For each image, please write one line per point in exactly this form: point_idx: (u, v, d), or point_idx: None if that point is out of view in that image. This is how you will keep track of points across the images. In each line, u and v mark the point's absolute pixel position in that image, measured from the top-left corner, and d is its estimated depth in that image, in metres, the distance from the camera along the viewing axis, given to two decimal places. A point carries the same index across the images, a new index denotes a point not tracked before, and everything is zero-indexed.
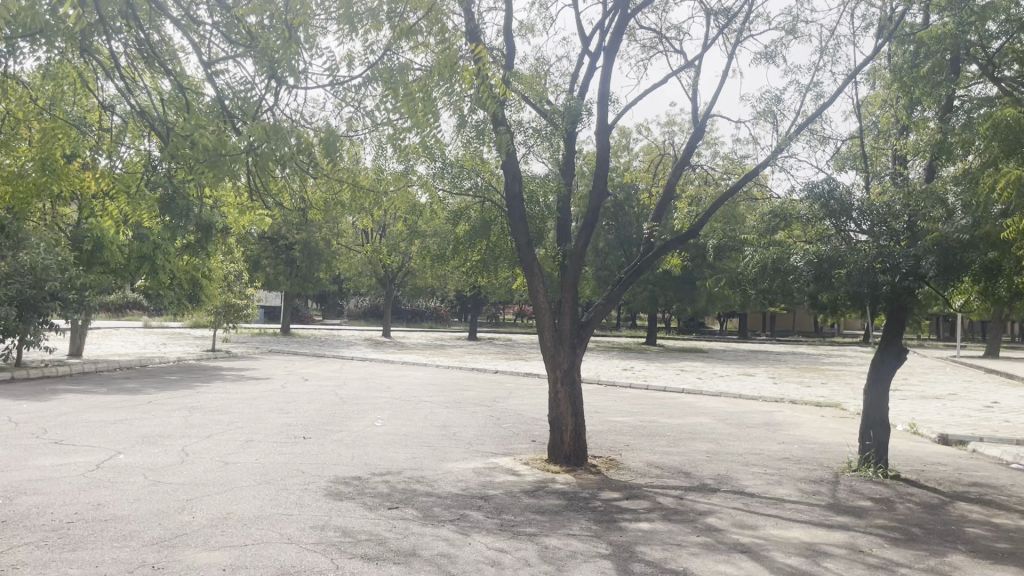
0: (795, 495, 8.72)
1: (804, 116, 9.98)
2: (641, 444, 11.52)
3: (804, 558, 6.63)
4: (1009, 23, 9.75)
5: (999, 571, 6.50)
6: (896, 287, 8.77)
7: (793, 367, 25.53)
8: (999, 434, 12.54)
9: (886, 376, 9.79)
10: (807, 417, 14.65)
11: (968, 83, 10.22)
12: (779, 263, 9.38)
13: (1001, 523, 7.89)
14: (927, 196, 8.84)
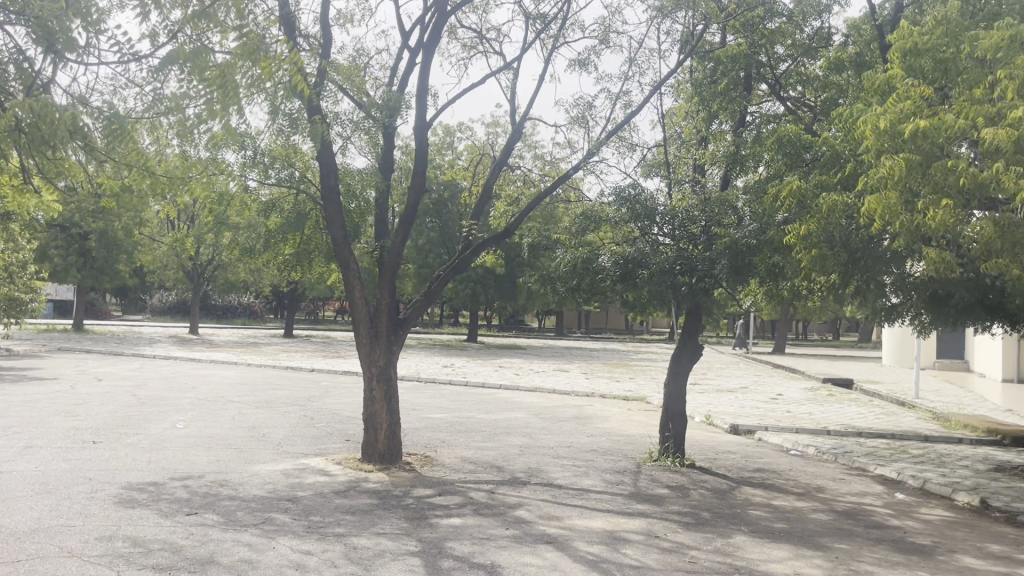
0: (600, 486, 9.11)
1: (614, 122, 10.42)
2: (457, 440, 11.60)
3: (605, 546, 6.94)
4: (794, 48, 10.72)
5: (775, 548, 7.11)
6: (693, 288, 9.27)
7: (606, 363, 26.68)
8: (782, 423, 13.72)
9: (685, 371, 10.40)
10: (615, 411, 15.36)
11: (759, 100, 10.89)
12: (588, 263, 9.85)
13: (780, 505, 8.63)
14: (720, 204, 9.50)
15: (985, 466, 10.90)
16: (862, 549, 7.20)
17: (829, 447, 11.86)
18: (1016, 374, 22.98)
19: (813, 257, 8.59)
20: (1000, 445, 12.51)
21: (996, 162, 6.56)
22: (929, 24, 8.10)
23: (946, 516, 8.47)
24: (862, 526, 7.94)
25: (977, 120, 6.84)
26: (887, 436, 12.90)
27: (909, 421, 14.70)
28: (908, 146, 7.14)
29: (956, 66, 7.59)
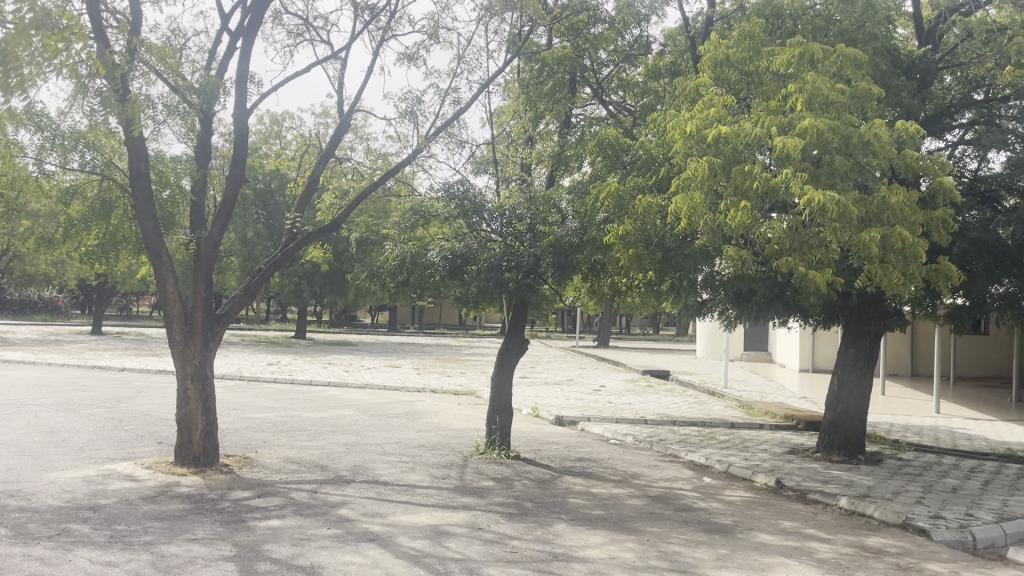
0: (425, 481, 9.12)
1: (443, 118, 10.44)
2: (279, 440, 11.23)
3: (428, 541, 6.95)
4: (616, 54, 11.31)
5: (592, 534, 7.40)
6: (519, 284, 9.44)
7: (437, 358, 26.72)
8: (603, 414, 14.31)
9: (511, 365, 10.61)
10: (444, 405, 15.43)
11: (583, 103, 11.46)
12: (416, 259, 9.71)
13: (598, 493, 8.99)
14: (544, 203, 9.76)
15: (781, 449, 11.87)
16: (671, 531, 7.63)
17: (646, 436, 12.47)
18: (811, 364, 25.14)
19: (631, 255, 8.98)
20: (795, 430, 13.66)
21: (785, 169, 7.11)
22: (735, 38, 8.67)
23: (747, 497, 9.14)
24: (671, 509, 8.42)
25: (772, 129, 7.41)
26: (697, 424, 13.74)
27: (718, 409, 15.74)
28: (713, 151, 7.61)
29: (758, 79, 8.16)
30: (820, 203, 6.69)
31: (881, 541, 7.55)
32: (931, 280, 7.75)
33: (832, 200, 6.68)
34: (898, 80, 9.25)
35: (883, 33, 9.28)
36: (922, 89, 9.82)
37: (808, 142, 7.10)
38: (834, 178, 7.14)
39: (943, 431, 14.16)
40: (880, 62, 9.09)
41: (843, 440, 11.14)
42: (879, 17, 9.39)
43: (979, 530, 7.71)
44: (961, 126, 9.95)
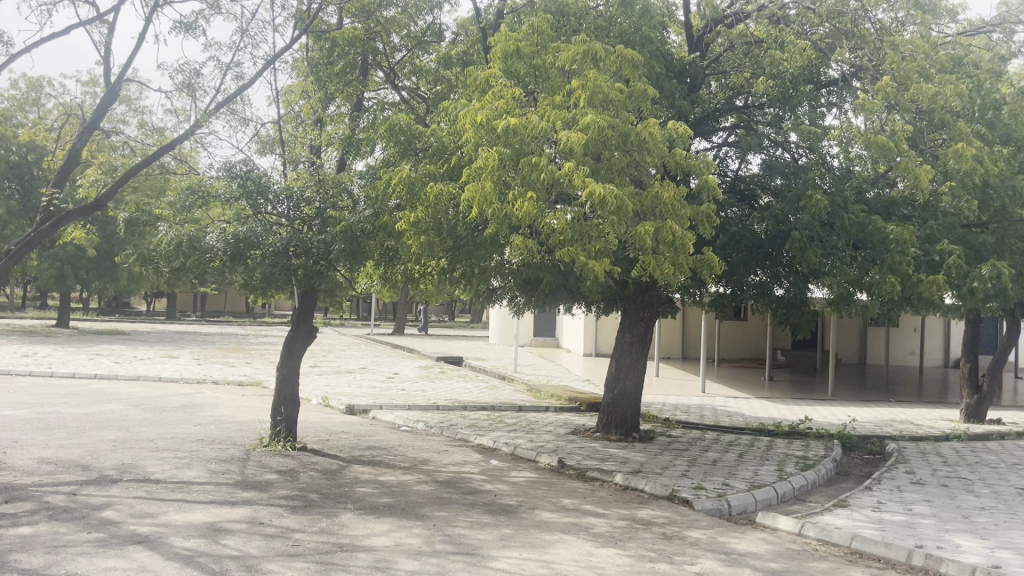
0: (202, 477, 8.62)
1: (224, 93, 9.88)
2: (34, 439, 10.15)
3: (204, 539, 6.58)
4: (409, 39, 11.21)
5: (378, 522, 7.33)
6: (307, 270, 9.13)
7: (220, 348, 25.37)
8: (394, 401, 14.24)
9: (297, 353, 10.26)
10: (226, 397, 14.68)
11: (375, 87, 11.20)
12: (194, 242, 9.09)
13: (386, 480, 8.92)
14: (333, 186, 9.44)
15: (564, 430, 12.41)
16: (457, 514, 7.74)
17: (436, 422, 12.56)
18: (594, 348, 26.56)
19: (422, 242, 8.92)
20: (578, 411, 14.33)
21: (568, 162, 7.39)
22: (525, 32, 8.85)
23: (530, 478, 9.46)
24: (458, 493, 8.53)
25: (555, 123, 7.65)
26: (487, 408, 14.05)
27: (507, 393, 16.18)
28: (501, 142, 7.73)
29: (543, 74, 8.41)
30: (602, 196, 7.03)
31: (650, 513, 8.10)
32: (697, 269, 8.31)
33: (612, 194, 7.04)
34: (671, 82, 9.95)
35: (657, 38, 9.93)
36: (691, 92, 10.66)
37: (589, 137, 7.44)
38: (612, 172, 7.53)
39: (708, 408, 15.44)
40: (655, 67, 9.68)
41: (620, 419, 11.87)
42: (654, 21, 10.01)
43: (734, 498, 8.50)
44: (725, 128, 10.89)
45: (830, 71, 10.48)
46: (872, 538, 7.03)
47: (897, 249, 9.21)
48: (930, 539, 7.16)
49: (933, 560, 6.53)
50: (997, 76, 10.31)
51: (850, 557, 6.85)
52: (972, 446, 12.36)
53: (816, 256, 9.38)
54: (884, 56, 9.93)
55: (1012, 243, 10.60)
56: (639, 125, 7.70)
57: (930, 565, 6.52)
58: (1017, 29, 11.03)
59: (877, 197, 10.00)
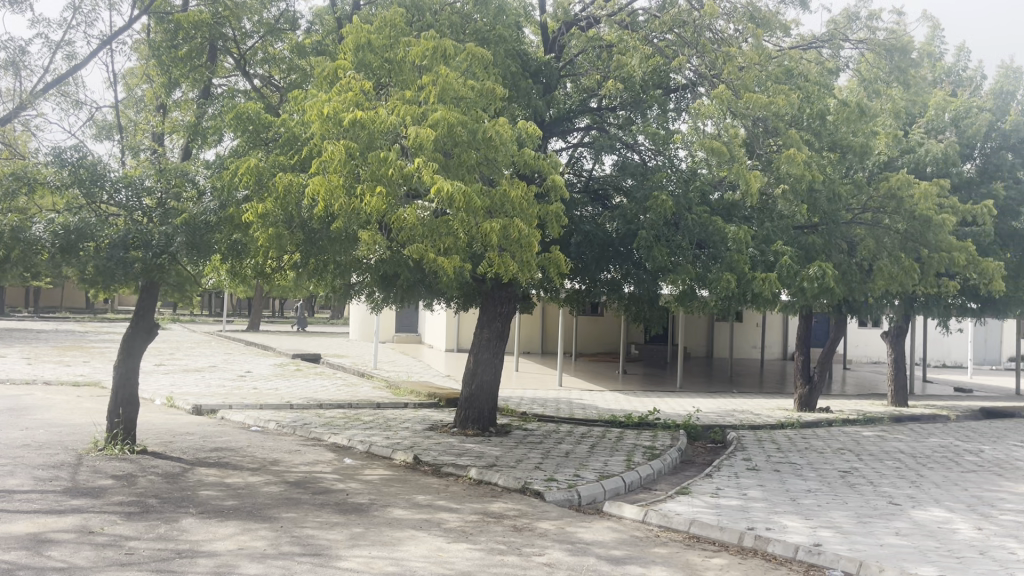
0: (27, 485, 8.01)
1: (54, 74, 9.20)
2: None
3: (25, 551, 6.11)
4: (261, 26, 10.67)
5: (222, 526, 7.06)
6: (147, 265, 8.67)
7: (55, 346, 23.65)
8: (245, 400, 13.75)
9: (137, 352, 9.73)
10: (59, 398, 13.71)
11: (224, 74, 10.76)
12: (19, 233, 8.44)
13: (232, 483, 8.61)
14: (176, 175, 9.00)
15: (421, 426, 12.38)
16: (307, 515, 7.56)
17: (289, 421, 12.22)
18: (456, 344, 26.71)
19: (272, 236, 8.65)
20: (436, 407, 14.34)
21: (417, 158, 7.37)
22: (377, 24, 8.73)
23: (384, 475, 9.38)
24: (309, 493, 8.35)
25: (405, 118, 7.61)
26: (343, 406, 13.81)
27: (365, 390, 15.96)
28: (350, 135, 7.62)
29: (396, 68, 8.34)
30: (449, 194, 7.03)
31: (502, 506, 8.21)
32: (543, 267, 8.47)
33: (459, 191, 7.06)
34: (527, 82, 10.07)
35: (512, 37, 10.04)
36: (546, 92, 10.88)
37: (438, 133, 7.45)
38: (461, 169, 7.57)
39: (564, 402, 15.81)
40: (509, 66, 9.78)
41: (477, 414, 11.94)
42: (509, 21, 10.11)
43: (583, 489, 8.74)
44: (580, 129, 11.24)
45: (678, 77, 10.90)
46: (708, 523, 7.42)
47: (734, 248, 9.72)
48: (760, 522, 7.63)
49: (762, 542, 6.97)
50: (826, 88, 11.06)
51: (688, 541, 7.20)
52: (803, 433, 13.26)
53: (662, 254, 9.77)
54: (725, 65, 10.47)
55: (837, 245, 11.45)
56: (488, 123, 7.78)
57: (759, 545, 6.96)
58: (845, 45, 11.87)
59: (719, 198, 10.52)
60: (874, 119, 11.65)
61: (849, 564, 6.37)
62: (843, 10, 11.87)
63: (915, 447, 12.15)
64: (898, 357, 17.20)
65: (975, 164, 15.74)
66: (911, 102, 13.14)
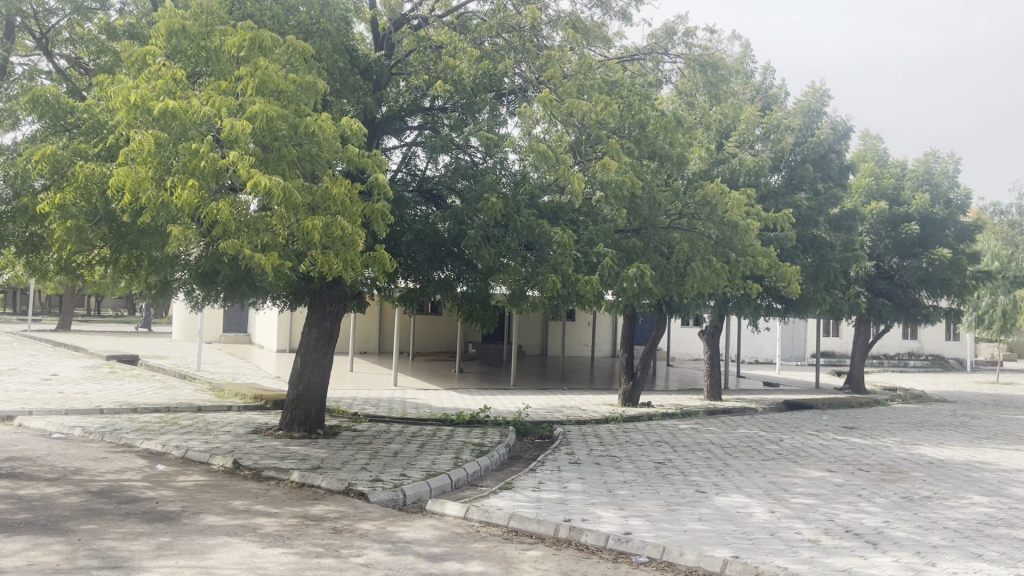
0: None
1: None
2: None
3: None
4: (65, 2, 9.90)
5: (9, 543, 6.52)
6: None
7: None
8: (48, 405, 12.76)
9: None
10: None
11: (24, 53, 10.00)
12: None
13: (25, 495, 7.95)
14: None
15: (244, 430, 11.94)
16: (108, 526, 7.11)
17: (97, 427, 11.46)
18: (288, 344, 25.98)
19: (73, 229, 8.10)
20: (262, 409, 13.90)
21: (232, 151, 7.19)
22: (194, 10, 8.38)
23: (199, 481, 8.98)
24: (113, 503, 7.84)
25: (221, 110, 7.36)
26: (159, 410, 13.08)
27: (185, 393, 15.20)
28: (160, 125, 7.27)
29: (213, 56, 8.03)
30: (265, 188, 6.92)
31: (323, 509, 8.07)
32: (368, 266, 8.40)
33: (276, 186, 6.96)
34: (356, 79, 9.94)
35: (339, 31, 9.90)
36: (376, 90, 10.81)
37: (256, 126, 7.29)
38: (281, 163, 7.46)
39: (396, 402, 15.75)
40: (336, 60, 9.63)
41: (303, 416, 11.65)
42: (336, 14, 9.96)
43: (408, 488, 8.74)
44: (413, 129, 11.19)
45: (509, 82, 11.08)
46: (526, 517, 7.61)
47: (559, 251, 10.05)
48: (576, 513, 7.91)
49: (576, 532, 7.22)
50: (647, 99, 11.63)
51: (507, 535, 7.36)
52: (625, 427, 13.88)
53: (491, 255, 9.92)
54: (550, 70, 10.87)
55: (654, 249, 12.08)
56: (309, 118, 7.66)
57: (573, 536, 7.21)
58: (664, 59, 12.55)
59: (547, 201, 10.80)
60: (689, 130, 12.38)
61: (654, 549, 6.73)
62: (663, 25, 12.53)
63: (724, 438, 13.01)
64: (714, 354, 18.34)
65: (781, 176, 17.06)
66: (723, 116, 14.08)
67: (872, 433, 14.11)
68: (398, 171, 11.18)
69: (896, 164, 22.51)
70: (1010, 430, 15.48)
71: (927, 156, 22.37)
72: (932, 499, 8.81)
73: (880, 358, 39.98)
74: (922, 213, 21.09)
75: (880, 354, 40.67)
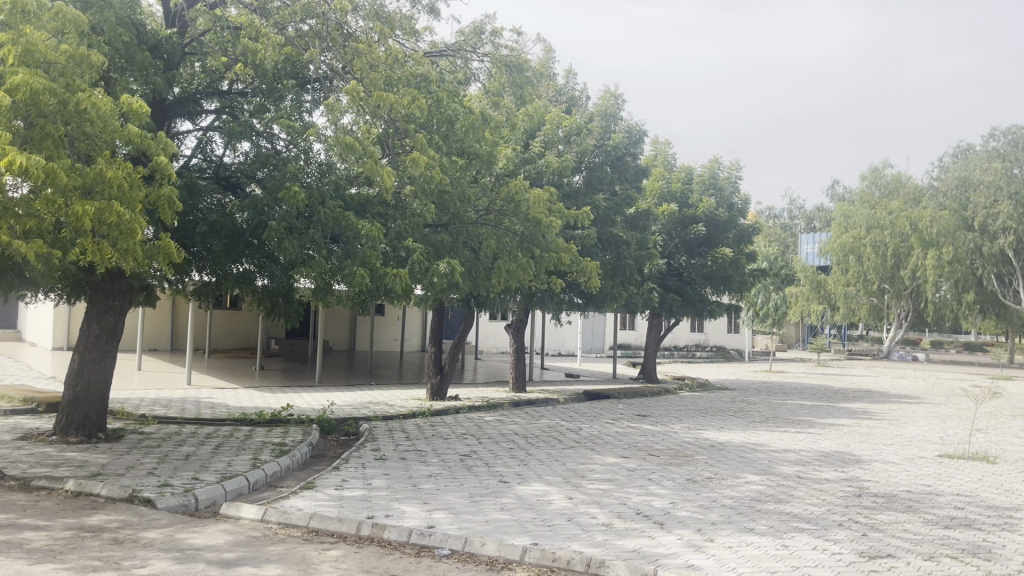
0: None
1: None
2: None
3: None
4: None
5: None
6: None
7: None
8: None
9: None
10: None
11: None
12: None
13: None
14: None
15: (11, 436, 10.78)
16: None
17: None
18: (66, 342, 23.80)
19: None
20: (33, 413, 12.62)
21: None
22: None
23: None
24: None
25: None
26: None
27: None
28: None
29: None
30: (21, 167, 6.38)
31: (102, 519, 7.45)
32: (151, 257, 7.86)
33: (35, 165, 6.44)
34: (143, 55, 9.21)
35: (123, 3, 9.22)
36: (168, 70, 10.09)
37: (16, 99, 6.69)
38: (45, 142, 6.88)
39: (190, 401, 14.85)
40: (119, 34, 8.93)
41: (83, 420, 10.70)
42: None
43: (201, 492, 8.25)
44: (209, 112, 10.61)
45: (314, 69, 10.76)
46: (328, 516, 7.42)
47: (367, 244, 9.85)
48: (380, 510, 7.82)
49: (378, 529, 7.13)
50: (454, 95, 11.68)
51: (307, 535, 7.14)
52: (431, 421, 13.90)
53: (295, 247, 9.49)
54: (355, 61, 10.69)
55: (461, 244, 12.15)
56: (80, 94, 7.08)
57: (375, 533, 7.11)
58: (472, 57, 12.67)
59: (354, 194, 10.56)
60: (496, 127, 12.57)
61: (456, 541, 6.77)
62: (471, 23, 12.65)
63: (527, 429, 13.38)
64: (518, 348, 18.80)
65: (582, 176, 17.71)
66: (527, 116, 14.40)
67: (662, 420, 15.06)
68: (193, 156, 10.56)
69: (685, 168, 24.09)
70: (779, 414, 17.07)
71: (712, 163, 24.05)
72: (712, 480, 9.52)
73: (670, 350, 42.71)
74: (707, 215, 22.72)
75: (671, 346, 43.51)
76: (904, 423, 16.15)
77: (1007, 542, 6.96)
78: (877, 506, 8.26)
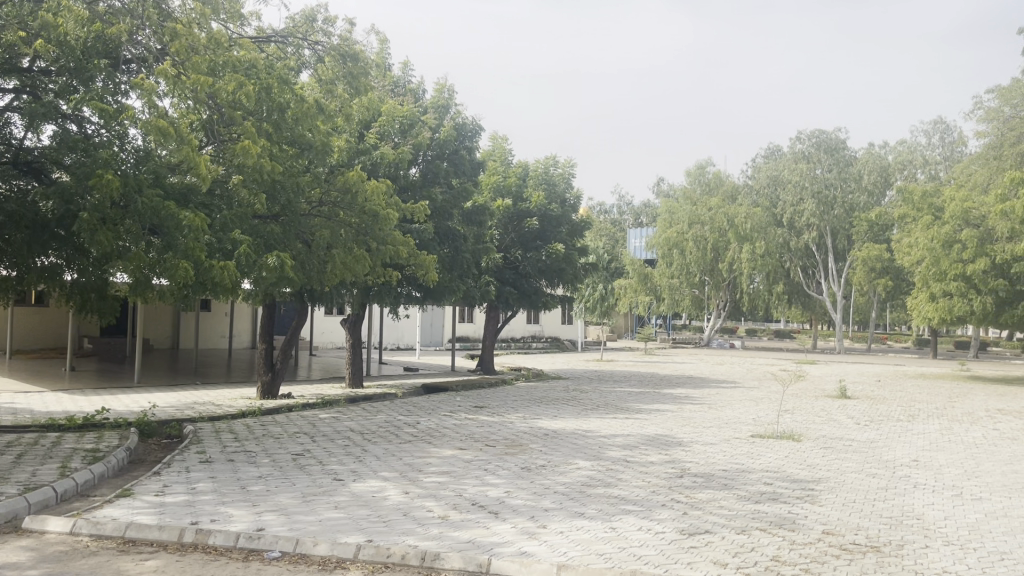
0: None
1: None
2: None
3: None
4: None
5: None
6: None
7: None
8: None
9: None
10: None
11: None
12: None
13: None
14: None
15: None
16: None
17: None
18: None
19: None
20: None
21: None
22: None
23: None
24: None
25: None
26: None
27: None
28: None
29: None
30: None
31: None
32: None
33: None
34: None
35: None
36: None
37: None
38: None
39: None
40: None
41: None
42: None
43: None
44: (7, 91, 9.65)
45: (129, 50, 10.02)
46: (146, 525, 6.99)
47: (189, 236, 9.33)
48: (204, 514, 7.46)
49: (202, 535, 6.79)
50: (285, 84, 11.26)
51: (122, 546, 6.69)
52: (262, 420, 13.41)
53: (109, 239, 8.72)
54: (173, 41, 10.05)
55: (293, 237, 11.74)
56: None
57: (199, 539, 6.77)
58: (304, 45, 12.27)
59: (174, 183, 9.94)
60: (329, 119, 12.25)
61: (287, 543, 6.56)
62: (302, 10, 12.26)
63: (364, 425, 13.18)
64: (354, 343, 18.50)
65: (418, 169, 17.63)
66: (361, 107, 14.16)
67: (498, 410, 15.31)
68: None
69: (520, 164, 24.55)
70: (609, 401, 17.80)
71: (546, 159, 24.62)
72: (545, 468, 9.78)
73: (508, 342, 43.54)
74: (541, 210, 23.25)
75: (508, 338, 44.33)
76: (721, 406, 17.30)
77: (808, 513, 7.60)
78: (696, 485, 8.79)
